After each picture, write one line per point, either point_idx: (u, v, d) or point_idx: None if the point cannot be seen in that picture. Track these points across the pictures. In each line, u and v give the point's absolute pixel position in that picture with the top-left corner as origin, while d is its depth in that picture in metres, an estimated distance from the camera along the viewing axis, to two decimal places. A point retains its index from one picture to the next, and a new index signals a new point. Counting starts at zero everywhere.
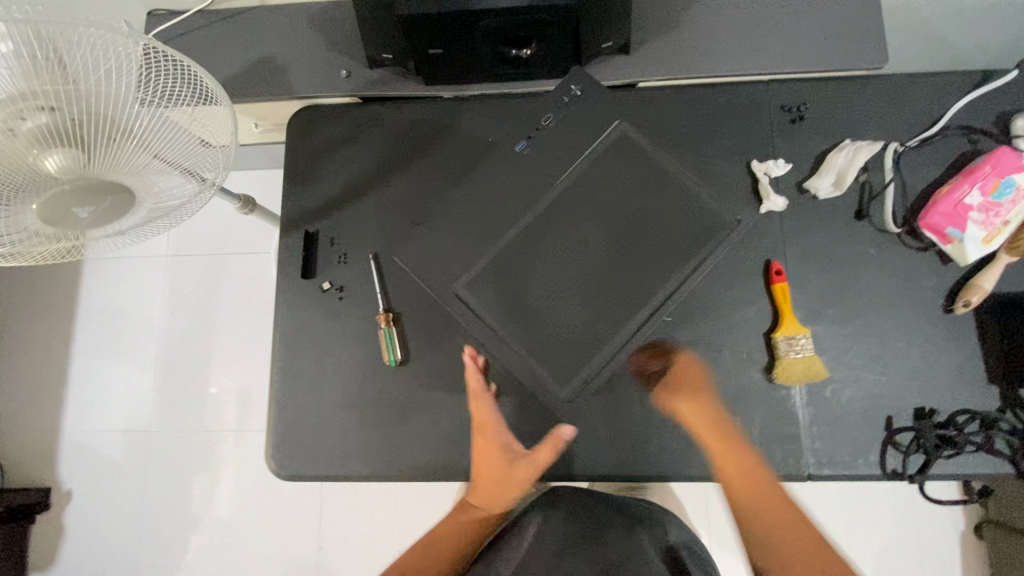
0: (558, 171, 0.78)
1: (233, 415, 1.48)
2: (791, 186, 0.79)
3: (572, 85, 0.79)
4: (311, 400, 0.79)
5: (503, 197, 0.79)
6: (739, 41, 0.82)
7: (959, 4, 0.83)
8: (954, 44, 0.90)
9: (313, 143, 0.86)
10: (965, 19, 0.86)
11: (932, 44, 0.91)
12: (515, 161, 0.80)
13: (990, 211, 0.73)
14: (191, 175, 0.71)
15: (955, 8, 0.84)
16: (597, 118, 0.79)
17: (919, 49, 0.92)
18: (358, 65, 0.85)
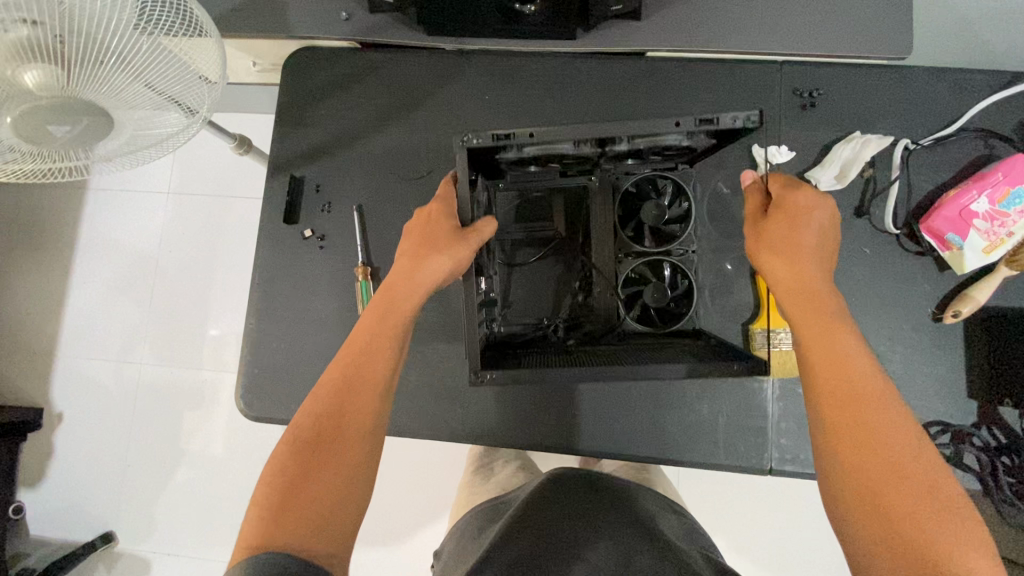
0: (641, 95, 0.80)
1: (223, 357, 1.50)
2: (792, 175, 0.76)
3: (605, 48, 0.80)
4: (284, 346, 0.79)
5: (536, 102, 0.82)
6: (761, 16, 0.77)
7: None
8: (987, 42, 0.85)
9: (308, 86, 0.84)
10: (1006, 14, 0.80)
11: (965, 40, 0.86)
12: (564, 89, 0.82)
13: (995, 220, 0.70)
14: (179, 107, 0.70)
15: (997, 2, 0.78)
16: (625, 82, 0.81)
17: (949, 44, 0.87)
18: (358, 7, 0.81)
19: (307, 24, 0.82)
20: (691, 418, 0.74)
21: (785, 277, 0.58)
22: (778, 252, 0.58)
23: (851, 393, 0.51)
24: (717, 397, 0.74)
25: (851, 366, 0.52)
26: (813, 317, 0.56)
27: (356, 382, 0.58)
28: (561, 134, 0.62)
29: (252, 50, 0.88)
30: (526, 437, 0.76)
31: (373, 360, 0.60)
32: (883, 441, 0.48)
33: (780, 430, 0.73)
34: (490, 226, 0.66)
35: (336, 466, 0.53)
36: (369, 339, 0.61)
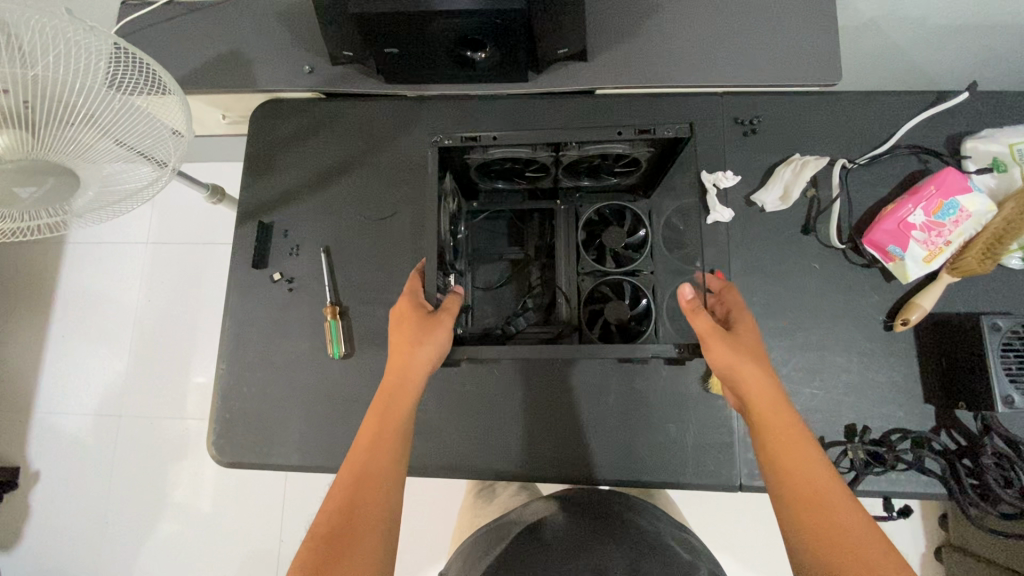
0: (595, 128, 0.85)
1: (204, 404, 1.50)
2: (739, 198, 0.80)
3: (557, 86, 0.84)
4: (255, 390, 0.80)
5: None
6: (697, 52, 0.82)
7: (916, 23, 0.84)
8: (910, 62, 0.91)
9: (275, 136, 0.88)
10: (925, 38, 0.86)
11: (891, 60, 0.92)
12: (521, 126, 0.86)
13: (932, 230, 0.73)
14: (149, 159, 0.72)
15: (913, 27, 0.85)
16: (580, 116, 0.85)
17: (877, 65, 0.94)
18: (320, 61, 0.86)
19: (273, 79, 0.86)
20: (660, 438, 0.75)
21: (749, 371, 0.61)
22: (738, 353, 0.61)
23: (801, 465, 0.57)
24: (683, 415, 0.75)
25: (797, 438, 0.59)
26: (766, 404, 0.61)
27: (371, 479, 0.59)
28: (523, 138, 0.64)
29: (221, 105, 0.92)
30: (500, 468, 0.76)
31: (382, 450, 0.61)
32: (824, 508, 0.55)
33: (747, 445, 0.74)
34: (457, 300, 0.67)
35: (364, 554, 0.55)
36: (375, 429, 0.62)
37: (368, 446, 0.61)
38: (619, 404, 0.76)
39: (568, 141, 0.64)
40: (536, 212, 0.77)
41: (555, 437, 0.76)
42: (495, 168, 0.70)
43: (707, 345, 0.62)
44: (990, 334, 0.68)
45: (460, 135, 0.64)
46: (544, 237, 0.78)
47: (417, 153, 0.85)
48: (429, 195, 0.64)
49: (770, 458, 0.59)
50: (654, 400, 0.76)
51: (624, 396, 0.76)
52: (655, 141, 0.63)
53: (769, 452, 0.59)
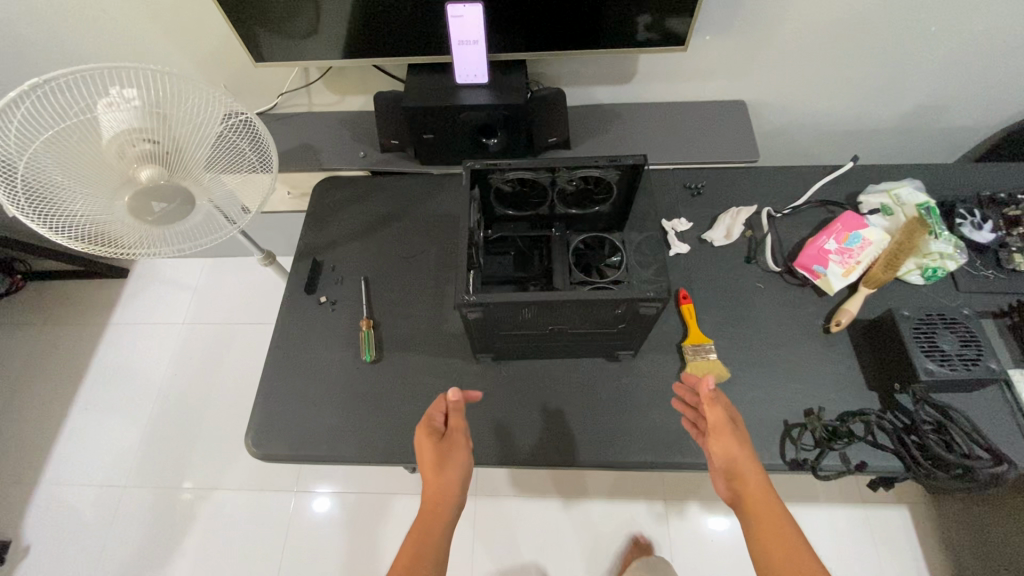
0: None
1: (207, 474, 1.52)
2: (693, 238, 1.02)
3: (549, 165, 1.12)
4: (293, 390, 0.92)
5: None
6: (650, 141, 1.13)
7: (797, 115, 1.20)
8: (801, 141, 1.27)
9: (333, 199, 1.13)
10: (805, 124, 1.22)
11: (788, 141, 1.27)
12: None
13: (845, 253, 0.94)
14: (226, 213, 0.92)
15: (796, 117, 1.21)
16: None
17: (780, 146, 1.29)
18: (372, 149, 1.16)
19: (336, 162, 1.15)
20: (646, 426, 0.86)
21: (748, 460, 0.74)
22: (739, 449, 0.74)
23: (786, 554, 0.68)
24: (664, 406, 0.87)
25: (781, 525, 0.70)
26: (760, 496, 0.72)
27: (431, 555, 0.73)
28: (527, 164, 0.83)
29: (291, 182, 1.19)
30: (505, 452, 0.85)
31: (433, 531, 0.75)
32: (790, 567, 0.67)
33: None
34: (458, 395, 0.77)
35: None
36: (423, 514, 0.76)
37: (421, 530, 0.75)
38: (610, 397, 0.89)
39: (560, 166, 0.83)
40: (535, 238, 0.96)
41: (555, 426, 0.87)
42: (506, 193, 0.87)
43: (716, 437, 0.75)
44: (901, 320, 0.84)
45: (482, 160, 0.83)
46: (542, 260, 0.96)
47: (443, 210, 1.10)
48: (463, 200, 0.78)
49: (755, 533, 0.71)
50: (638, 394, 0.88)
51: (612, 391, 0.89)
52: (623, 166, 0.82)
53: (761, 537, 0.70)
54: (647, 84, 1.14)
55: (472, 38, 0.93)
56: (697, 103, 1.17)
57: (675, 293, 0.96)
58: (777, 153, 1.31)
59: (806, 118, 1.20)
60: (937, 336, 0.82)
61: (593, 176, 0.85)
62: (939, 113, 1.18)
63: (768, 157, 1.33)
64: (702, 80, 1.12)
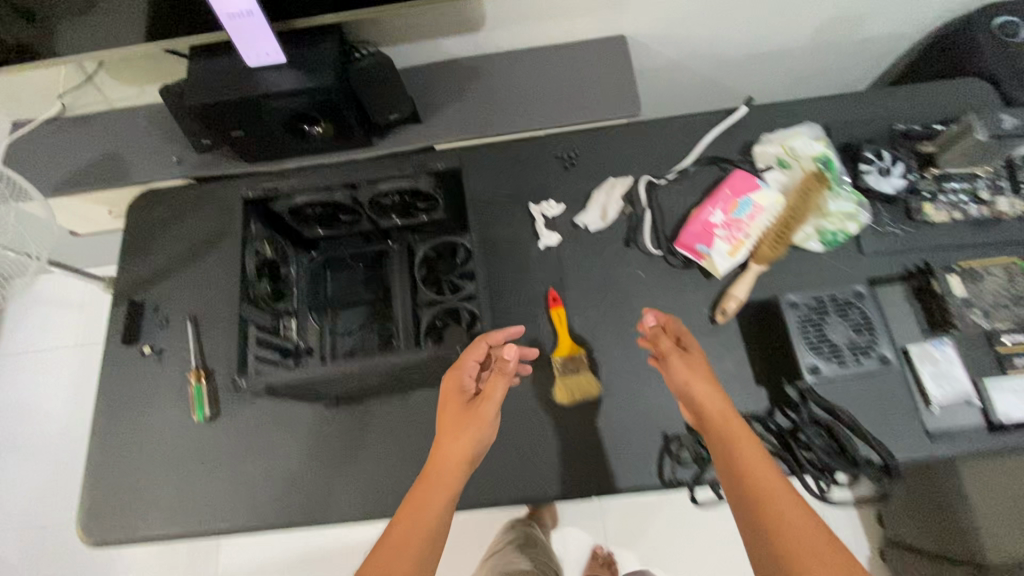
0: None
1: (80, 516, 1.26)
2: (566, 223, 0.88)
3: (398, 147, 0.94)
4: (125, 462, 0.81)
5: None
6: (515, 103, 0.95)
7: (691, 46, 1.01)
8: (703, 72, 1.08)
9: (149, 220, 0.95)
10: (704, 54, 1.03)
11: (690, 75, 1.09)
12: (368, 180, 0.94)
13: (732, 227, 0.81)
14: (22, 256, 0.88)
15: (690, 48, 1.02)
16: None
17: (680, 82, 1.10)
18: (187, 152, 0.96)
19: (146, 172, 0.96)
20: (515, 459, 0.77)
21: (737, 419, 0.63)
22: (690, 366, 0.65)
23: (761, 478, 0.57)
24: (536, 431, 0.78)
25: (758, 455, 0.59)
26: (724, 415, 0.62)
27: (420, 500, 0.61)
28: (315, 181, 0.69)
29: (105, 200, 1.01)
30: (362, 506, 0.77)
31: (432, 500, 0.61)
32: (771, 495, 0.56)
33: (599, 450, 0.76)
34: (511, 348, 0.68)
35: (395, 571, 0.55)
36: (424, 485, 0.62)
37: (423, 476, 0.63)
38: None
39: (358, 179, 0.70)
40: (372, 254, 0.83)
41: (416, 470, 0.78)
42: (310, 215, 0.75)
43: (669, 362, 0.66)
44: (787, 311, 0.73)
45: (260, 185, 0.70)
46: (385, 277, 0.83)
47: None
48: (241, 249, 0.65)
49: (729, 462, 0.60)
50: (507, 421, 0.78)
51: None
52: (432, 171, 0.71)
53: (733, 465, 0.59)
54: (505, 29, 0.93)
55: (242, 10, 0.71)
56: (569, 46, 0.97)
57: (544, 294, 0.84)
58: (680, 89, 1.12)
59: (701, 49, 1.01)
60: (825, 327, 0.72)
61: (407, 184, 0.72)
62: (855, 24, 0.99)
63: (671, 95, 1.14)
64: (569, 17, 0.92)
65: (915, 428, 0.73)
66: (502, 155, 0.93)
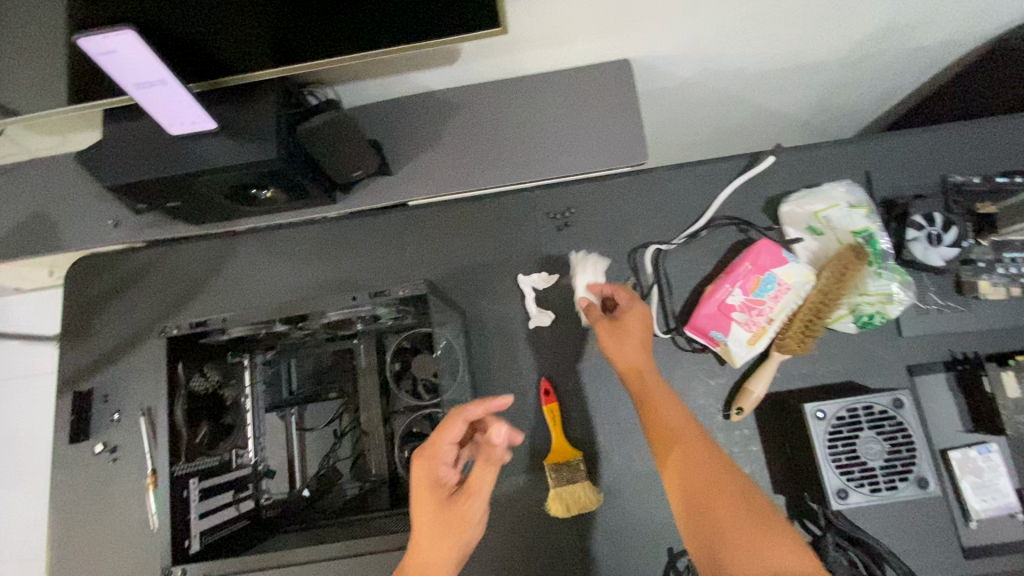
0: (410, 243, 0.82)
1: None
2: (560, 297, 0.77)
3: (367, 205, 0.82)
4: (85, 574, 0.75)
5: (310, 257, 0.83)
6: (500, 148, 0.81)
7: (708, 67, 0.85)
8: (721, 92, 0.92)
9: (90, 293, 0.84)
10: (723, 74, 0.87)
11: (705, 96, 0.93)
12: (336, 244, 0.83)
13: (752, 309, 0.70)
14: None
15: (708, 69, 0.86)
16: (393, 232, 0.82)
17: (694, 104, 0.95)
18: (124, 213, 0.84)
19: (82, 237, 0.84)
20: (504, 570, 0.71)
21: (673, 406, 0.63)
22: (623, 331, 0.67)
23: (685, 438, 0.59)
24: (531, 543, 0.71)
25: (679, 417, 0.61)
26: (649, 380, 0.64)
27: None
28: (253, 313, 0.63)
29: (42, 263, 0.89)
30: None
31: None
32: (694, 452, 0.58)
33: (598, 564, 0.70)
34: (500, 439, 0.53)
35: None
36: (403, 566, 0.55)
37: None
38: None
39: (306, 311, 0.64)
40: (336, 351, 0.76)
41: None
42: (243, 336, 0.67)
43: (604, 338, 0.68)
44: (814, 426, 0.63)
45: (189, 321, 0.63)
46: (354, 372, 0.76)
47: (238, 282, 0.83)
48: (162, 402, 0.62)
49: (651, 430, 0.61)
50: (498, 531, 0.71)
51: None
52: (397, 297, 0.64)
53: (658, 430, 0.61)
54: (486, 60, 0.78)
55: (159, 77, 0.58)
56: (563, 74, 0.82)
57: (536, 384, 0.74)
58: (694, 109, 0.97)
59: (720, 71, 0.85)
60: (856, 443, 0.63)
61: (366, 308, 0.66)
62: (905, 38, 0.83)
63: (683, 116, 0.99)
64: (563, 43, 0.76)
65: (954, 545, 0.65)
66: (486, 214, 0.81)
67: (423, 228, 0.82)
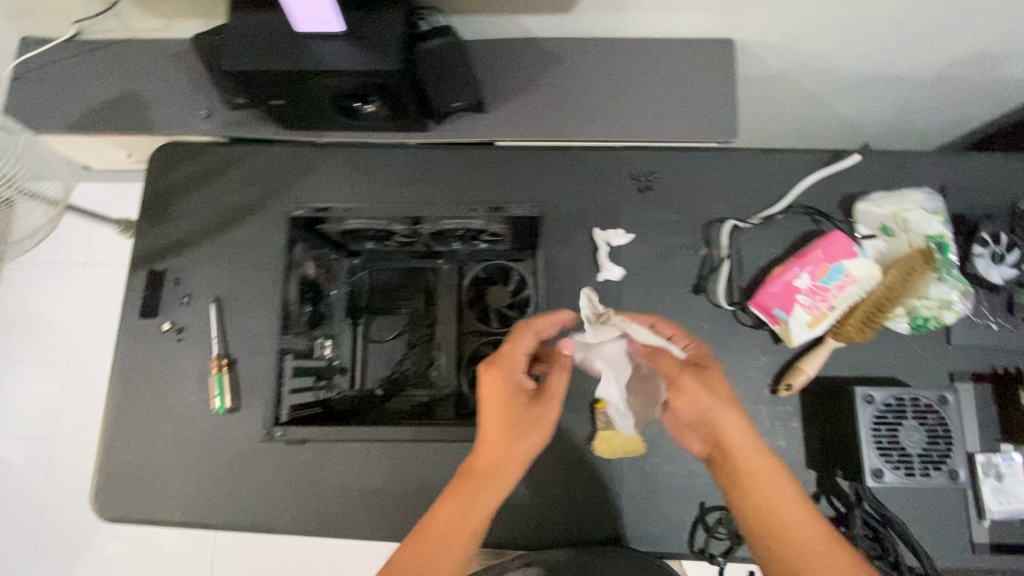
0: (493, 183, 0.85)
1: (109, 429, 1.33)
2: (631, 256, 0.80)
3: (457, 137, 0.84)
4: (141, 441, 0.79)
5: (393, 179, 0.85)
6: (595, 104, 0.83)
7: (802, 63, 0.88)
8: (806, 91, 0.95)
9: (173, 178, 0.86)
10: (813, 73, 0.90)
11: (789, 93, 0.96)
12: (419, 171, 0.85)
13: (817, 295, 0.73)
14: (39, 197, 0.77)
15: (801, 65, 0.88)
16: (478, 169, 0.85)
17: (777, 99, 0.98)
18: (218, 105, 0.85)
19: (171, 124, 0.85)
20: (541, 498, 0.75)
21: (712, 374, 0.66)
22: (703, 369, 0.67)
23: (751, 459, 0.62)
24: (570, 478, 0.75)
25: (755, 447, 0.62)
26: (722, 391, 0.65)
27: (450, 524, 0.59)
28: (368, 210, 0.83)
29: (123, 144, 0.90)
30: (381, 526, 0.75)
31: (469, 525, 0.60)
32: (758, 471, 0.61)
33: (630, 507, 0.74)
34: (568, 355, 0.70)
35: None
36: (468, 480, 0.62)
37: (461, 503, 0.60)
38: None
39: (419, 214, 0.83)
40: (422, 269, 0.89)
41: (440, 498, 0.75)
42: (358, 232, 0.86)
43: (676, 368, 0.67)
44: (862, 407, 0.67)
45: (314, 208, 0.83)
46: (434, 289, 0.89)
47: (318, 190, 0.84)
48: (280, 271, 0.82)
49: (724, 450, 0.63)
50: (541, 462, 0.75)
51: None
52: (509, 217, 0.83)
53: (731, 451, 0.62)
54: (598, 16, 0.80)
55: None
56: (666, 44, 0.84)
57: None
58: (775, 104, 0.99)
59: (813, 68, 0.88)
60: (899, 429, 0.67)
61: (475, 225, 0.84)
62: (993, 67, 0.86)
63: (762, 110, 1.02)
64: (677, 13, 0.79)
65: (964, 538, 0.70)
66: (572, 165, 0.83)
67: (508, 170, 0.84)
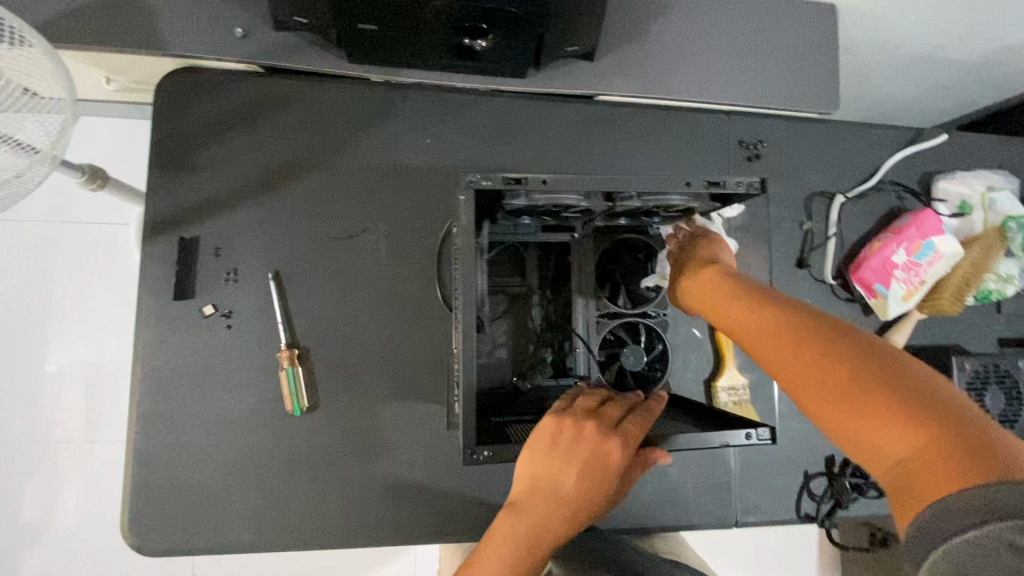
0: (598, 145, 0.76)
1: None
2: (739, 229, 0.78)
3: (562, 88, 0.73)
4: (190, 453, 0.63)
5: (488, 134, 0.73)
6: (710, 62, 0.76)
7: None
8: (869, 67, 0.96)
9: (197, 118, 0.66)
10: None
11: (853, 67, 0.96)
12: (514, 127, 0.74)
13: (912, 270, 0.75)
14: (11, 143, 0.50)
15: None
16: (582, 129, 0.76)
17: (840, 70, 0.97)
18: (256, 21, 0.64)
19: (186, 41, 0.63)
20: (664, 480, 0.73)
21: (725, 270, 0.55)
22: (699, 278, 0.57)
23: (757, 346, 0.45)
24: (688, 457, 0.73)
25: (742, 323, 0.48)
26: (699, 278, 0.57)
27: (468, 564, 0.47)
28: (570, 185, 0.51)
29: (102, 65, 0.66)
30: None
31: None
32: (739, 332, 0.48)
33: (742, 482, 0.75)
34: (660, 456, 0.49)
35: None
36: (503, 532, 0.47)
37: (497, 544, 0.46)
38: None
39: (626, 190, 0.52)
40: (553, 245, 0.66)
41: None
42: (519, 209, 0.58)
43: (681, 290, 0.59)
44: (957, 373, 0.74)
45: (501, 174, 0.50)
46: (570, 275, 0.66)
47: (397, 143, 0.70)
48: (465, 251, 0.49)
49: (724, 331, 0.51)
50: None
51: None
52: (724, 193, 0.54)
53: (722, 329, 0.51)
54: None
55: None
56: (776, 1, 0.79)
57: None
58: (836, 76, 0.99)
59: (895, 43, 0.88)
60: (986, 394, 0.74)
61: (669, 200, 0.56)
62: None
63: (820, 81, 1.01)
64: None
65: None
66: (679, 132, 0.78)
67: (614, 134, 0.77)
